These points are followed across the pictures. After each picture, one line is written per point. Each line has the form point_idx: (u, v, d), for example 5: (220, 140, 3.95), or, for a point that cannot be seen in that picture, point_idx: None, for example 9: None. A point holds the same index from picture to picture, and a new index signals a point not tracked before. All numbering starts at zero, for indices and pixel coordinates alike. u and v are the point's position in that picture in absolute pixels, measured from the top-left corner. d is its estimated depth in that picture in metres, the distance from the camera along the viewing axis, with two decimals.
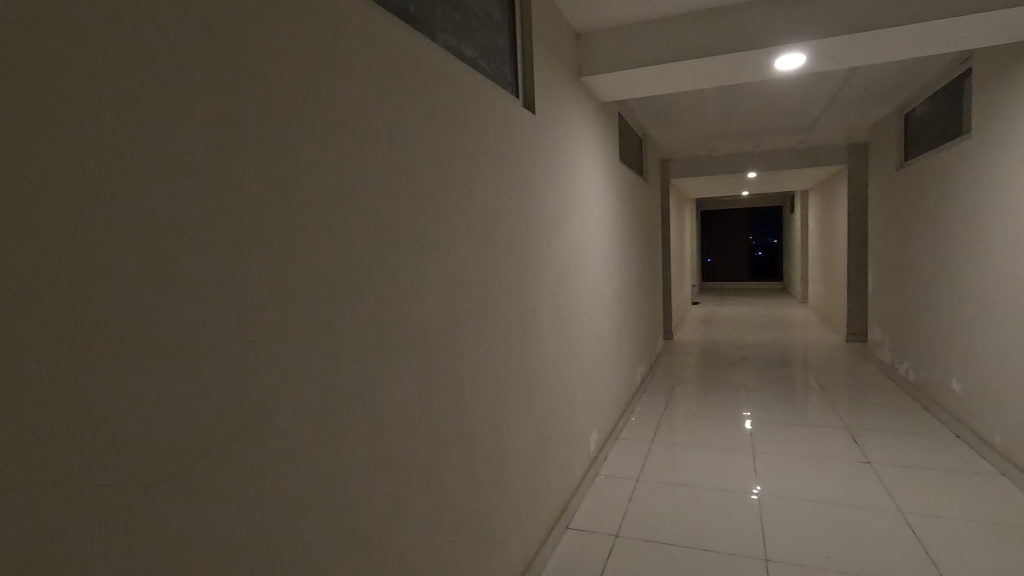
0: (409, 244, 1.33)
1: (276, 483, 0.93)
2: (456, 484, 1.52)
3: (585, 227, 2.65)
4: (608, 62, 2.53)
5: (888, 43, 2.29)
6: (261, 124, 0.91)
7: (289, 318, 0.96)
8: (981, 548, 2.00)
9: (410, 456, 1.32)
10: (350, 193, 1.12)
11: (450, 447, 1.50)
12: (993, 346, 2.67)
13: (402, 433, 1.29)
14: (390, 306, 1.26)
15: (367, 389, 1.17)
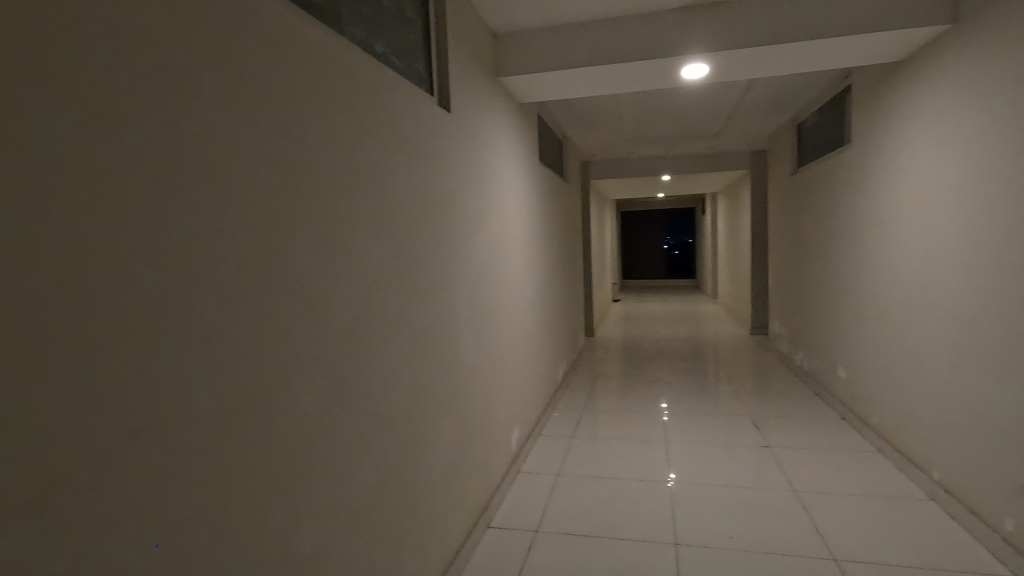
0: (316, 240, 1.26)
1: (171, 495, 0.86)
2: (370, 490, 1.47)
3: (504, 226, 2.66)
4: (524, 65, 2.56)
5: (782, 58, 2.48)
6: (147, 109, 0.84)
7: (184, 317, 0.89)
8: (860, 519, 2.21)
9: (320, 464, 1.26)
10: (252, 187, 1.05)
11: (364, 453, 1.45)
12: (872, 336, 2.96)
13: (310, 442, 1.23)
14: (298, 308, 1.19)
15: (271, 395, 1.10)
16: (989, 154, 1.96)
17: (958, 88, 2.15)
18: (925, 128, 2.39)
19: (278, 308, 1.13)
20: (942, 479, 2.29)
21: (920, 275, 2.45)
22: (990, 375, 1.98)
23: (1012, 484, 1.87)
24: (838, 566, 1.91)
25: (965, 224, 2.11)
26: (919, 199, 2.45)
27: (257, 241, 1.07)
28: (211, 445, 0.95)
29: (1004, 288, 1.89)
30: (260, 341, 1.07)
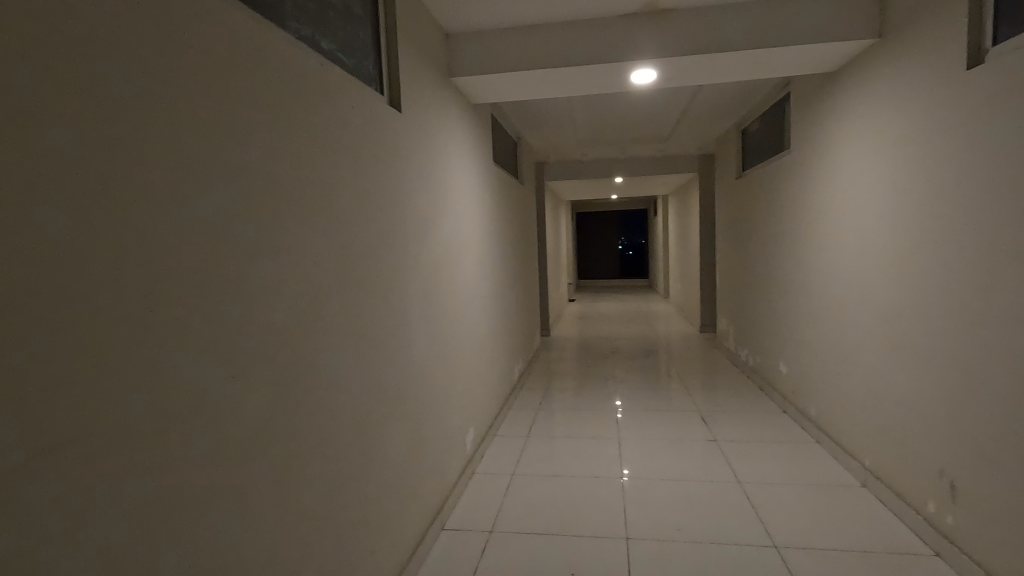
0: (266, 242, 1.23)
1: (117, 504, 0.83)
2: (321, 497, 1.44)
3: (457, 227, 2.65)
4: (477, 66, 2.56)
5: (726, 65, 2.57)
6: (87, 104, 0.80)
7: (129, 319, 0.86)
8: (799, 507, 2.33)
9: (270, 471, 1.22)
10: (199, 186, 1.02)
11: (314, 458, 1.41)
12: (810, 333, 3.11)
13: (258, 449, 1.19)
14: (244, 310, 1.15)
15: (220, 402, 1.07)
16: (913, 161, 2.09)
17: (885, 98, 2.29)
18: (855, 136, 2.54)
19: (223, 310, 1.08)
20: (872, 466, 2.44)
21: (852, 274, 2.59)
22: (914, 367, 2.12)
23: (933, 468, 2.00)
24: (778, 552, 2.01)
25: (892, 226, 2.25)
26: (850, 202, 2.59)
27: (201, 240, 1.02)
28: (159, 452, 0.91)
29: (926, 286, 2.03)
30: (206, 345, 1.03)
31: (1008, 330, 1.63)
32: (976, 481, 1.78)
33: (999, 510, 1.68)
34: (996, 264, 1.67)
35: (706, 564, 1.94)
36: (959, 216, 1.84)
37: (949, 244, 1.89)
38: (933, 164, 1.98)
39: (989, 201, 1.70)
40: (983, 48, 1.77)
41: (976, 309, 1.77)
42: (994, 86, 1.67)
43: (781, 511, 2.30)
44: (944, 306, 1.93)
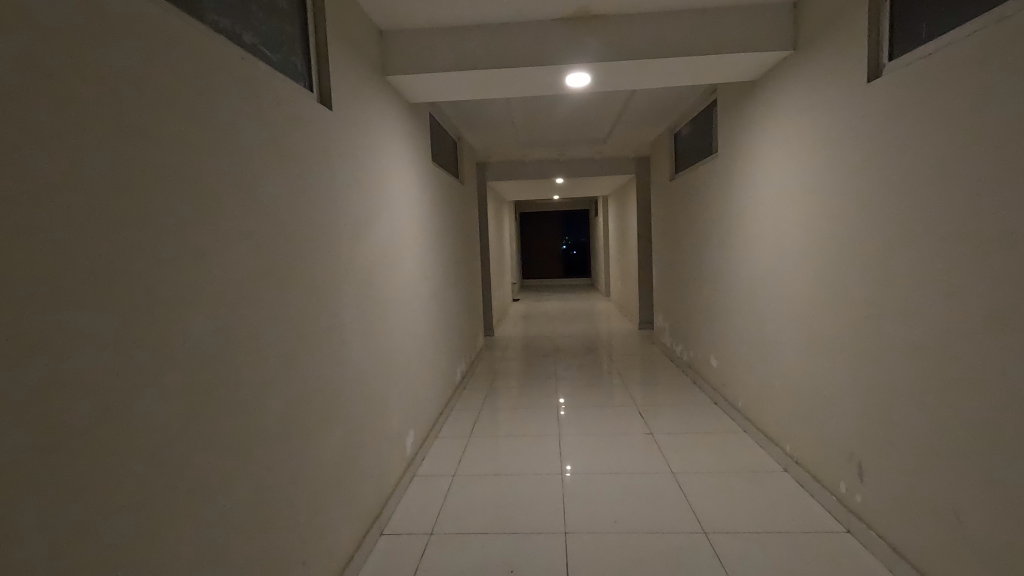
0: (183, 243, 1.17)
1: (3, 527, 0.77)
2: (251, 508, 1.38)
3: (394, 227, 2.62)
4: (412, 65, 2.54)
5: (657, 71, 2.66)
6: None
7: (15, 329, 0.80)
8: (727, 494, 2.45)
9: (190, 485, 1.16)
10: (100, 185, 0.95)
11: (242, 469, 1.35)
12: (737, 328, 3.28)
13: (178, 461, 1.12)
14: (162, 311, 1.09)
15: (129, 413, 1.00)
16: (826, 166, 2.24)
17: (799, 107, 2.44)
18: (774, 142, 2.70)
19: (136, 311, 1.03)
20: (792, 452, 2.59)
21: (773, 272, 2.75)
22: (827, 359, 2.27)
23: (845, 452, 2.16)
24: (708, 538, 2.10)
25: (808, 227, 2.40)
26: (771, 204, 2.75)
27: (107, 235, 0.96)
28: (53, 470, 0.85)
29: (837, 283, 2.18)
30: (113, 345, 0.97)
31: (908, 322, 1.77)
32: (881, 462, 1.93)
33: (902, 488, 1.83)
34: (898, 262, 1.81)
35: (641, 554, 2.01)
36: (866, 218, 1.99)
37: (857, 244, 2.04)
38: (843, 169, 2.13)
39: (890, 203, 1.84)
40: (879, 64, 1.92)
41: (880, 304, 1.91)
42: (893, 98, 1.81)
43: (710, 498, 2.42)
44: (853, 301, 2.08)
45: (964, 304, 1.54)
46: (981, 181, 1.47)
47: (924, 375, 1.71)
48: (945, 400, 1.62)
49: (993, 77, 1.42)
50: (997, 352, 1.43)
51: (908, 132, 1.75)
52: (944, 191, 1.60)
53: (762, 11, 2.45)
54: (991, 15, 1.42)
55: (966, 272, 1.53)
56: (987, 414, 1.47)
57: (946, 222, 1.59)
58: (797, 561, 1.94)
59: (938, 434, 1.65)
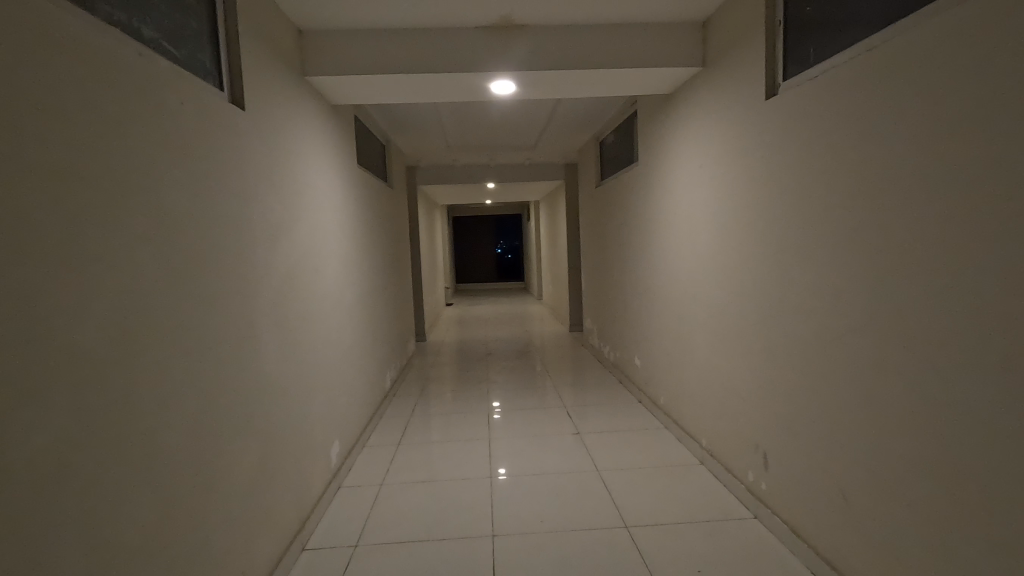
0: (81, 249, 1.09)
1: None
2: (161, 528, 1.30)
3: (316, 232, 2.54)
4: (334, 66, 2.48)
5: (579, 81, 2.74)
6: None
7: None
8: (648, 488, 2.55)
9: (90, 507, 1.08)
10: None
11: (150, 487, 1.28)
12: (657, 329, 3.44)
13: (75, 483, 1.05)
14: (54, 318, 1.01)
15: (17, 433, 0.93)
16: (733, 177, 2.40)
17: (709, 119, 2.60)
18: (687, 152, 2.86)
19: (23, 320, 0.95)
20: (708, 446, 2.74)
21: (688, 276, 2.91)
22: (737, 356, 2.42)
23: (752, 443, 2.31)
24: (630, 532, 2.18)
25: (718, 233, 2.56)
26: (686, 210, 2.91)
27: None
28: None
29: (744, 284, 2.33)
30: None
31: (805, 320, 1.93)
32: (783, 451, 2.09)
33: (801, 473, 1.98)
34: (796, 265, 1.97)
35: (566, 552, 2.06)
36: (768, 224, 2.15)
37: (761, 249, 2.20)
38: (747, 179, 2.29)
39: (789, 212, 1.99)
40: (775, 82, 2.10)
41: (782, 304, 2.07)
42: (789, 115, 1.97)
43: (632, 493, 2.51)
44: (758, 302, 2.23)
45: (850, 303, 1.70)
46: (863, 192, 1.62)
47: (819, 369, 1.86)
48: (836, 392, 1.78)
49: (869, 98, 1.58)
50: (876, 346, 1.59)
51: (802, 146, 1.91)
52: (833, 200, 1.75)
53: (675, 28, 2.60)
54: (867, 43, 1.58)
55: (852, 273, 1.68)
56: (870, 402, 1.63)
57: (835, 228, 1.75)
58: (710, 548, 2.06)
59: (830, 422, 1.81)
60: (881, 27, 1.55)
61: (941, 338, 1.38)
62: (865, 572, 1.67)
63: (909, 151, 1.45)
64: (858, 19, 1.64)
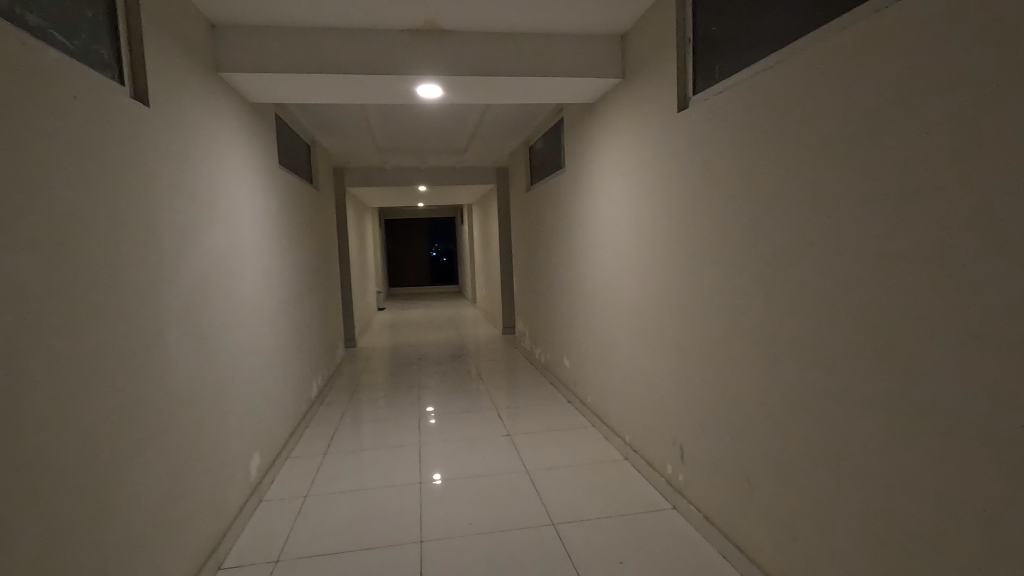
0: None
1: None
2: (56, 552, 1.22)
3: (232, 235, 2.43)
4: (251, 63, 2.39)
5: (504, 87, 2.79)
6: None
7: None
8: (574, 485, 2.63)
9: None
10: None
11: (44, 509, 1.19)
12: (584, 330, 3.54)
13: None
14: None
15: None
16: (652, 183, 2.52)
17: (629, 128, 2.71)
18: (609, 160, 2.97)
19: None
20: (631, 441, 2.86)
21: (612, 278, 3.01)
22: (656, 355, 2.55)
23: (671, 438, 2.43)
24: (556, 529, 2.24)
25: (639, 237, 2.68)
26: (609, 215, 3.02)
27: None
28: None
29: (663, 286, 2.46)
30: None
31: (717, 320, 2.06)
32: (696, 443, 2.22)
33: (713, 463, 2.11)
34: (709, 268, 2.10)
35: (493, 554, 2.08)
36: (683, 229, 2.27)
37: (677, 253, 2.33)
38: (664, 186, 2.41)
39: (702, 218, 2.12)
40: (686, 95, 2.23)
41: (696, 305, 2.19)
42: (700, 126, 2.10)
43: (558, 490, 2.58)
44: (675, 304, 2.36)
45: (755, 302, 1.83)
46: (763, 201, 1.76)
47: (729, 366, 1.99)
48: (743, 387, 1.91)
49: (766, 115, 1.72)
50: (777, 342, 1.73)
51: (711, 156, 2.04)
52: (739, 208, 1.89)
53: (596, 40, 2.70)
54: (764, 62, 1.72)
55: (756, 275, 1.82)
56: (772, 393, 1.76)
57: (741, 234, 1.88)
58: (631, 540, 2.15)
59: (738, 415, 1.94)
60: (776, 49, 1.69)
61: (824, 335, 1.52)
62: (768, 552, 1.80)
63: (797, 163, 1.59)
64: (757, 40, 1.78)
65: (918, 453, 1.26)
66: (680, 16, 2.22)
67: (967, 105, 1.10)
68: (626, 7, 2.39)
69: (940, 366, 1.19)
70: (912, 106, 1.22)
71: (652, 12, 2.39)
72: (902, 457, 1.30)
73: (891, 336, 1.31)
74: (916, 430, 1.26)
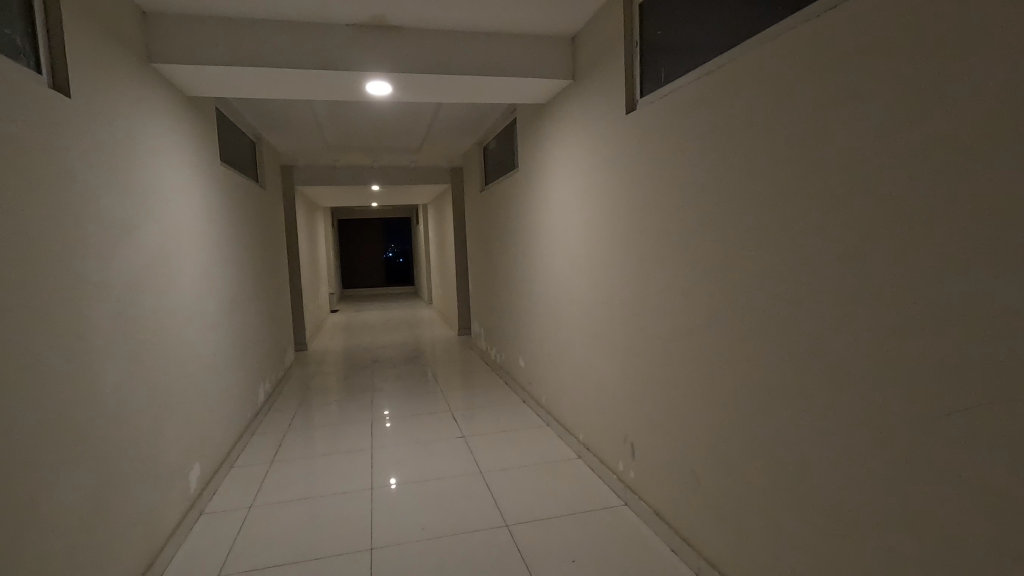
0: None
1: None
2: None
3: (168, 233, 2.31)
4: (189, 54, 2.28)
5: (456, 86, 2.77)
6: None
7: None
8: (528, 485, 2.63)
9: None
10: None
11: None
12: (538, 330, 3.55)
13: None
14: None
15: None
16: (603, 184, 2.55)
17: (581, 129, 2.74)
18: (562, 160, 2.99)
19: None
20: (584, 440, 2.88)
21: (565, 278, 3.03)
22: (608, 354, 2.58)
23: (622, 435, 2.47)
24: (509, 531, 2.23)
25: (591, 237, 2.70)
26: (562, 215, 3.04)
27: None
28: None
29: (614, 286, 2.49)
30: None
31: (667, 319, 2.10)
32: (648, 441, 2.26)
33: (664, 460, 2.15)
34: (658, 268, 2.14)
35: (446, 558, 2.05)
36: (634, 229, 2.31)
37: (629, 254, 2.36)
38: (615, 187, 2.44)
39: (652, 219, 2.17)
40: (634, 98, 2.28)
41: (646, 304, 2.23)
42: (648, 128, 2.14)
43: (511, 491, 2.58)
44: (626, 303, 2.39)
45: (703, 299, 1.88)
46: (710, 203, 1.81)
47: (678, 364, 2.03)
48: (692, 384, 1.96)
49: (711, 118, 1.77)
50: (724, 337, 1.78)
51: (660, 158, 2.09)
52: (687, 209, 1.93)
53: (548, 41, 2.72)
54: (708, 66, 1.77)
55: (704, 273, 1.86)
56: (719, 389, 1.81)
57: (689, 235, 1.93)
58: (584, 538, 2.16)
59: (688, 412, 1.99)
60: (720, 53, 1.74)
61: (769, 333, 1.57)
62: (717, 545, 1.85)
63: (742, 166, 1.65)
64: (703, 45, 1.84)
65: (855, 443, 1.31)
66: (628, 19, 2.26)
67: (896, 110, 1.16)
68: (577, 8, 2.42)
69: (873, 360, 1.25)
70: (845, 112, 1.28)
71: (602, 15, 2.42)
72: (840, 448, 1.35)
73: (830, 331, 1.37)
74: (853, 420, 1.31)
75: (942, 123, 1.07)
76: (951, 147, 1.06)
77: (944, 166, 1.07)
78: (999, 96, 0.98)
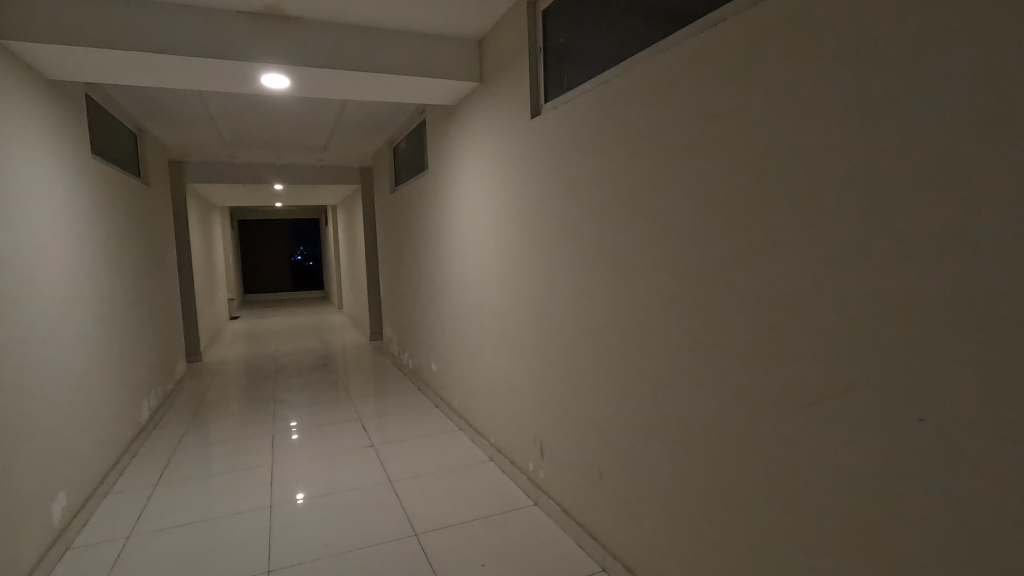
0: None
1: None
2: None
3: (22, 235, 2.02)
4: (49, 31, 2.03)
5: (360, 84, 2.68)
6: None
7: None
8: (439, 491, 2.59)
9: None
10: None
11: None
12: (449, 333, 3.51)
13: None
14: None
15: None
16: (511, 187, 2.56)
17: (490, 131, 2.74)
18: (471, 162, 2.98)
19: None
20: (496, 443, 2.89)
21: (475, 280, 3.02)
22: (518, 355, 2.60)
23: (532, 435, 2.50)
24: (419, 540, 2.18)
25: (500, 239, 2.71)
26: (472, 216, 3.02)
27: None
28: None
29: (523, 288, 2.52)
30: None
31: (572, 320, 2.16)
32: (556, 440, 2.30)
33: (571, 458, 2.20)
34: (564, 270, 2.19)
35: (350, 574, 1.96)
36: (541, 232, 2.35)
37: (536, 256, 2.40)
38: (523, 191, 2.46)
39: (558, 222, 2.21)
40: (539, 103, 2.33)
41: (554, 306, 2.27)
42: (553, 133, 2.19)
43: (420, 498, 2.53)
44: (535, 305, 2.42)
45: (607, 301, 1.94)
46: (611, 207, 1.88)
47: (584, 364, 2.09)
48: (597, 383, 2.02)
49: (612, 125, 1.84)
50: (626, 336, 1.85)
51: (564, 162, 2.14)
52: (591, 213, 2.00)
53: (456, 42, 2.71)
54: (608, 74, 1.85)
55: (607, 275, 1.93)
56: (622, 387, 1.88)
57: (593, 238, 1.99)
58: (493, 542, 2.16)
59: (593, 410, 2.04)
60: (618, 63, 1.82)
61: (666, 331, 1.66)
62: (620, 537, 1.92)
63: (640, 172, 1.73)
64: (602, 55, 1.91)
65: (739, 433, 1.41)
66: (534, 26, 2.30)
67: (768, 124, 1.27)
68: (483, 10, 2.42)
69: (755, 356, 1.35)
70: (729, 125, 1.38)
71: (508, 20, 2.45)
72: (728, 437, 1.45)
73: (718, 328, 1.46)
74: (737, 412, 1.41)
75: (810, 136, 1.16)
76: (816, 158, 1.15)
77: (814, 175, 1.16)
78: (854, 110, 1.07)
